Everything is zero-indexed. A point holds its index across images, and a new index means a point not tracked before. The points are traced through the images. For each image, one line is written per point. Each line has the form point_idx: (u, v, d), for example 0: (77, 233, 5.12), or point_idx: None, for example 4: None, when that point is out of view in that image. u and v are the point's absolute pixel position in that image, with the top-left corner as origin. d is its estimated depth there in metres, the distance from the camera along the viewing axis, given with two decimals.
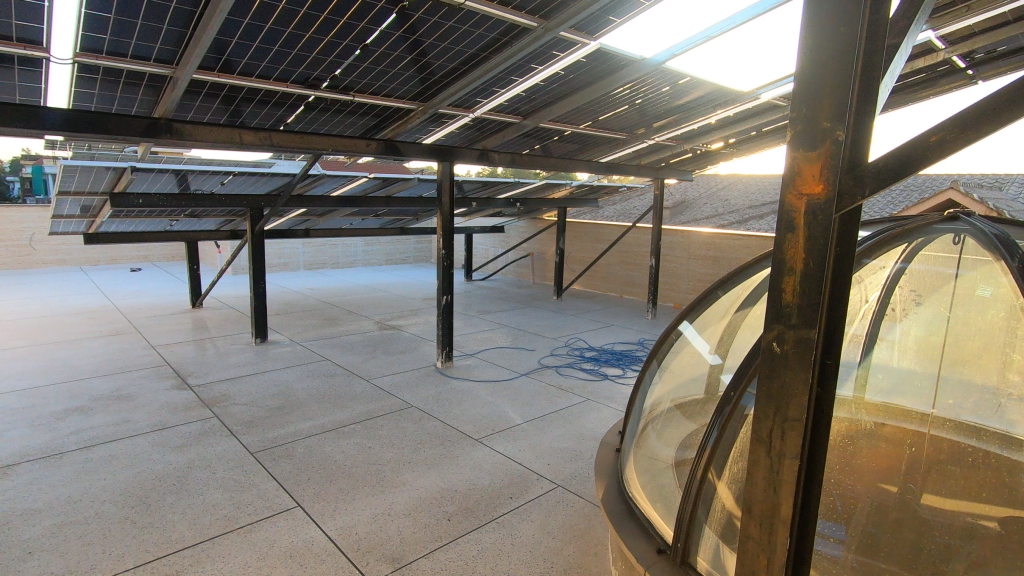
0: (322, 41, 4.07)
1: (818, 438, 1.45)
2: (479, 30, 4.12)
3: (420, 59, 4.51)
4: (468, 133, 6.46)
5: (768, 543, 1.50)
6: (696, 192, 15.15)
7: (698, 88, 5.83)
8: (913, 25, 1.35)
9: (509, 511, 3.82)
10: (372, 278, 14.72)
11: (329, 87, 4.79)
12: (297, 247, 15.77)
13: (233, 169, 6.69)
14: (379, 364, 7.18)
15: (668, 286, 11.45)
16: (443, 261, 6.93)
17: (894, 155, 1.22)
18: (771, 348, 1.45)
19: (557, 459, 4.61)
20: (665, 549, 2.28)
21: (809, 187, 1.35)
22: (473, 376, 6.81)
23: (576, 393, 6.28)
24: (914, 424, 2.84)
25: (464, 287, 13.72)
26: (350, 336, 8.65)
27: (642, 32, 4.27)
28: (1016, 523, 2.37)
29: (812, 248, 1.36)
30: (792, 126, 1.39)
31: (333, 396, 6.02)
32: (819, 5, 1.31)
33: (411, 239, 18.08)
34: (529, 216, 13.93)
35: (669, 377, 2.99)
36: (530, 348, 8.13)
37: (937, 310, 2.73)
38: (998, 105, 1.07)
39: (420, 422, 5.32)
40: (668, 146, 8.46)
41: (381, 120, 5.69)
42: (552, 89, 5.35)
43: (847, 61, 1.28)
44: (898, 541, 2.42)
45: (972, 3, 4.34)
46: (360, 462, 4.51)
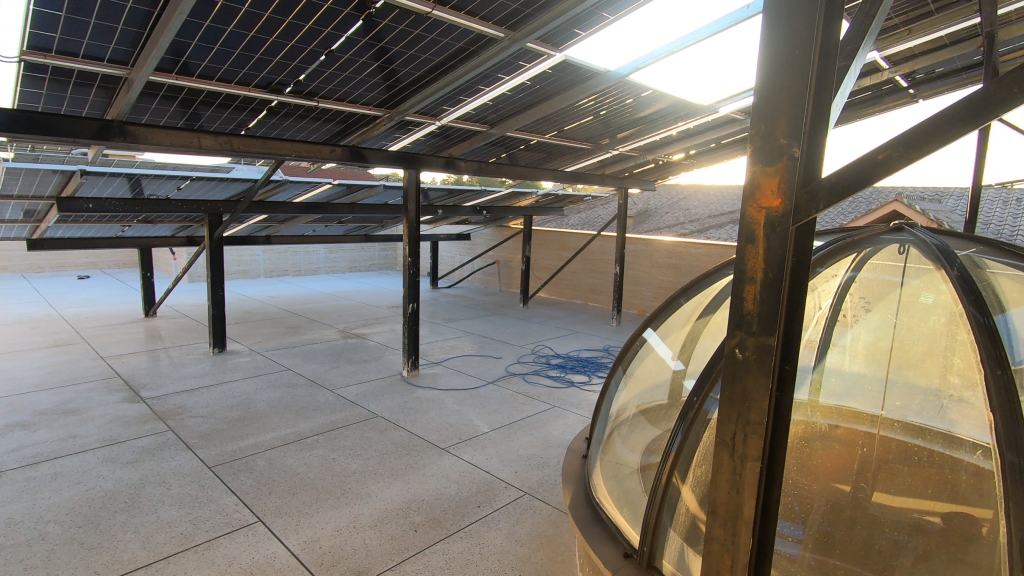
0: (285, 46, 4.01)
1: (778, 438, 1.51)
2: (447, 39, 4.14)
3: (386, 66, 4.50)
4: (434, 141, 6.45)
5: (731, 543, 1.54)
6: (658, 201, 15.51)
7: (660, 101, 6.00)
8: (859, 51, 1.45)
9: (477, 520, 3.81)
10: (335, 286, 14.48)
11: (292, 92, 4.72)
12: (257, 253, 15.38)
13: (190, 174, 6.51)
14: (343, 374, 7.05)
15: (632, 293, 11.65)
16: (409, 269, 6.89)
17: (846, 171, 1.29)
18: (734, 354, 1.50)
19: (525, 466, 4.63)
20: (631, 553, 2.30)
21: (767, 201, 1.40)
22: (439, 384, 6.76)
23: (543, 399, 6.31)
24: (864, 426, 3.05)
25: (430, 295, 13.63)
26: (314, 345, 8.48)
27: (606, 45, 4.37)
28: (959, 518, 2.48)
29: (771, 258, 1.41)
30: (751, 141, 1.44)
31: (295, 406, 5.88)
32: (776, 29, 1.37)
33: (376, 246, 17.89)
34: (495, 224, 14.01)
35: (634, 383, 3.07)
36: (497, 355, 8.13)
37: (885, 316, 2.87)
38: (933, 129, 1.17)
39: (385, 432, 5.24)
40: (631, 157, 8.65)
41: (346, 126, 5.64)
42: (518, 99, 5.41)
43: (802, 82, 1.35)
44: (852, 539, 2.54)
45: (913, 27, 4.63)
46: (324, 473, 4.41)
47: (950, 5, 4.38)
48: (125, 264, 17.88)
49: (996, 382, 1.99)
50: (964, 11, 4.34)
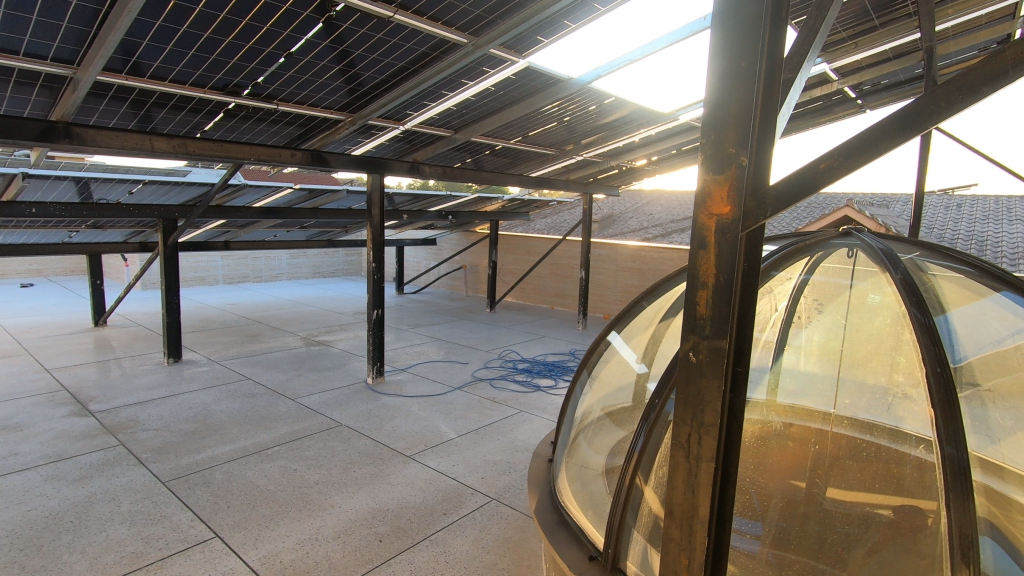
0: (242, 48, 3.92)
1: (733, 441, 1.55)
2: (410, 44, 4.12)
3: (348, 69, 4.45)
4: (398, 146, 6.39)
5: (688, 543, 1.57)
6: (622, 206, 15.75)
7: (623, 108, 6.11)
8: (804, 64, 1.51)
9: (443, 528, 3.77)
10: (298, 292, 14.17)
11: (250, 95, 4.62)
12: (216, 259, 14.92)
13: (144, 177, 6.30)
14: (305, 383, 6.88)
15: (597, 297, 11.77)
16: (373, 274, 6.81)
17: (791, 179, 1.35)
18: (688, 357, 1.53)
19: (491, 472, 4.61)
20: (596, 556, 2.31)
21: (718, 208, 1.44)
22: (405, 391, 6.68)
23: (510, 404, 6.31)
24: (817, 423, 3.20)
25: (395, 300, 13.47)
26: (275, 353, 8.27)
27: (569, 52, 4.42)
28: (906, 511, 2.59)
29: (722, 263, 1.45)
30: (702, 151, 1.48)
31: (256, 417, 5.71)
32: (724, 44, 1.41)
33: (340, 252, 17.61)
34: (461, 229, 13.98)
35: (599, 386, 3.11)
36: (464, 361, 8.10)
37: (835, 318, 3.04)
38: (867, 142, 1.23)
39: (349, 441, 5.15)
40: (595, 162, 8.76)
41: (308, 130, 5.54)
42: (482, 105, 5.42)
43: (750, 96, 1.40)
44: (805, 533, 2.63)
45: (859, 40, 4.85)
46: (285, 485, 4.30)
47: (892, 20, 4.62)
48: (73, 270, 17.08)
49: (936, 378, 2.10)
50: (905, 27, 4.59)
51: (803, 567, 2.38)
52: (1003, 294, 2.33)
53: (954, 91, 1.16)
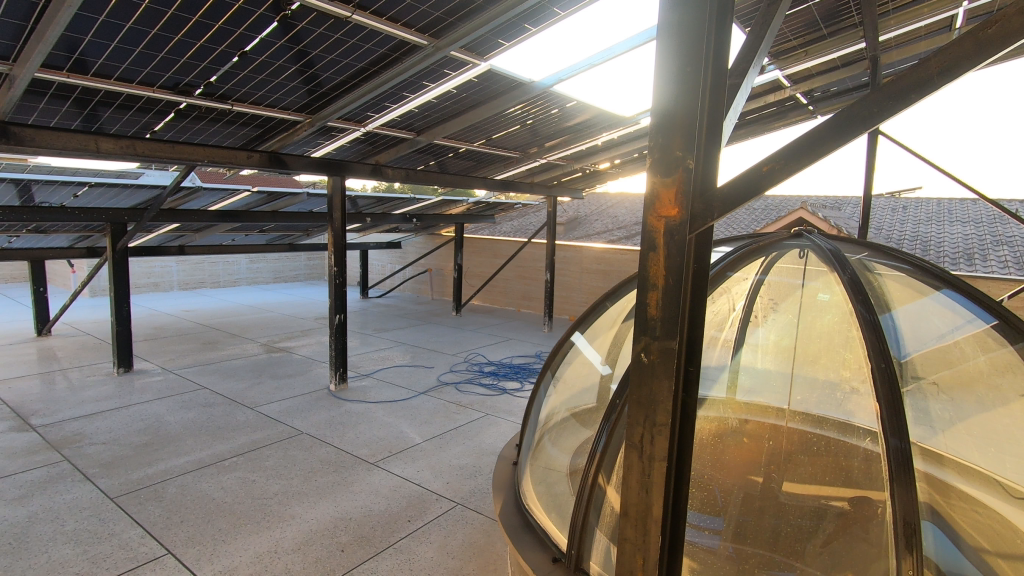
0: (194, 46, 3.80)
1: (685, 440, 1.58)
2: (369, 44, 4.06)
3: (307, 70, 4.36)
4: (359, 148, 6.29)
5: (643, 542, 1.59)
6: (587, 209, 15.91)
7: (585, 112, 6.18)
8: (749, 71, 1.55)
9: (407, 535, 3.72)
10: (258, 298, 13.79)
11: (203, 94, 4.48)
12: (170, 264, 14.39)
13: (91, 180, 6.03)
14: (265, 391, 6.70)
15: (562, 299, 11.85)
16: (335, 278, 6.68)
17: (737, 182, 1.38)
18: (640, 358, 1.55)
19: (456, 477, 4.57)
20: (559, 557, 2.32)
21: (666, 211, 1.46)
22: (369, 397, 6.57)
23: (476, 408, 6.28)
24: (772, 418, 3.33)
25: (359, 305, 13.25)
26: (233, 361, 8.02)
27: (531, 56, 4.44)
28: (859, 501, 2.68)
29: (670, 265, 1.47)
30: (650, 154, 1.50)
31: (212, 427, 5.52)
32: (670, 50, 1.44)
33: (302, 256, 17.24)
34: (426, 232, 13.87)
35: (563, 387, 3.12)
36: (429, 365, 8.01)
37: (788, 317, 3.23)
38: (803, 147, 1.28)
39: (311, 450, 5.03)
40: (559, 165, 8.82)
41: (265, 131, 5.41)
42: (445, 107, 5.39)
43: (696, 102, 1.43)
44: (762, 527, 2.69)
45: (809, 49, 5.03)
46: (243, 497, 4.16)
47: (839, 30, 4.81)
48: (15, 277, 16.24)
49: (881, 374, 2.17)
50: (851, 37, 4.79)
51: (762, 559, 2.42)
52: (943, 292, 2.51)
53: (885, 96, 1.21)
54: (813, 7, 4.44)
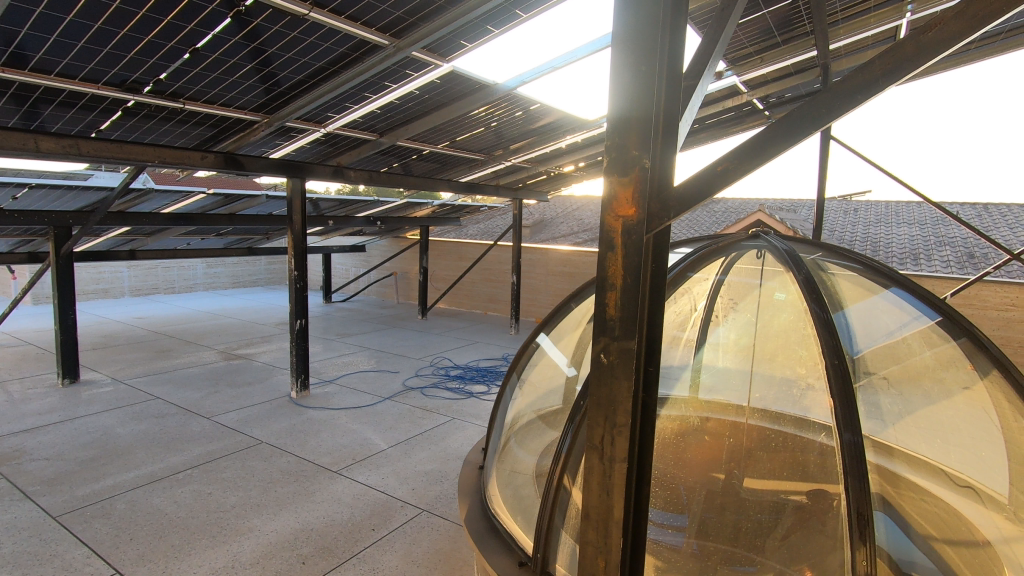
0: (142, 41, 3.64)
1: (645, 440, 1.58)
2: (328, 43, 3.97)
3: (264, 69, 4.24)
4: (320, 149, 6.15)
5: (604, 544, 1.59)
6: (553, 212, 16.00)
7: (549, 114, 6.20)
8: (705, 73, 1.57)
9: (371, 544, 3.64)
10: (215, 304, 13.33)
11: (153, 92, 4.30)
12: (121, 269, 13.78)
13: (34, 181, 5.71)
14: (222, 399, 6.46)
15: (528, 302, 11.87)
16: (295, 283, 6.52)
17: (693, 182, 1.40)
18: (600, 359, 1.55)
19: (422, 483, 4.50)
20: (525, 561, 2.30)
21: (624, 210, 1.47)
22: (332, 404, 6.43)
23: (442, 412, 6.21)
24: (732, 417, 3.41)
25: (322, 309, 12.95)
26: (188, 369, 7.72)
27: (494, 57, 4.43)
28: (817, 495, 2.74)
29: (628, 264, 1.48)
30: (607, 154, 1.51)
31: (165, 439, 5.29)
32: (625, 53, 1.45)
33: (262, 260, 16.79)
34: (391, 235, 13.68)
35: (529, 390, 3.12)
36: (394, 370, 7.90)
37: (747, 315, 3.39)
38: (754, 149, 1.31)
39: (271, 459, 4.88)
40: (524, 168, 8.84)
41: (219, 131, 5.24)
42: (408, 108, 5.33)
43: (652, 103, 1.44)
44: (724, 524, 2.71)
45: (764, 56, 5.17)
46: (198, 511, 4.00)
47: (793, 38, 4.96)
48: None
49: (835, 371, 2.22)
50: (804, 45, 4.93)
51: (725, 554, 2.45)
52: (892, 292, 2.58)
53: (832, 100, 1.24)
54: (767, 15, 4.57)
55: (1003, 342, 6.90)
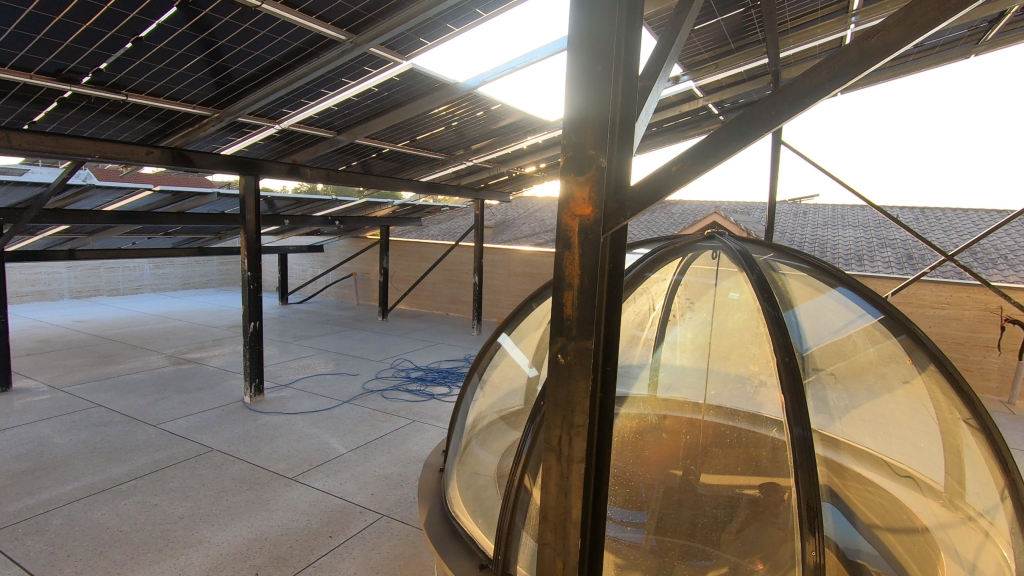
0: (79, 28, 3.44)
1: (602, 440, 1.59)
2: (282, 37, 3.86)
3: (214, 61, 4.08)
4: (274, 146, 5.96)
5: (563, 546, 1.59)
6: (515, 212, 16.01)
7: (510, 115, 6.20)
8: (661, 75, 1.59)
9: (328, 552, 3.54)
10: (163, 306, 12.76)
11: (92, 83, 4.08)
12: (59, 270, 13.02)
13: None
14: (170, 406, 6.18)
15: (490, 303, 11.85)
16: (249, 284, 6.29)
17: (648, 181, 1.41)
18: (557, 360, 1.55)
19: (381, 488, 4.42)
20: (486, 564, 2.27)
21: (580, 209, 1.47)
22: (288, 408, 6.24)
23: (403, 415, 6.12)
24: (689, 413, 3.47)
25: (278, 311, 12.58)
26: (133, 375, 7.36)
27: (454, 56, 4.39)
28: (771, 488, 2.80)
29: (585, 264, 1.48)
30: (564, 154, 1.50)
31: (107, 449, 5.01)
32: (582, 53, 1.45)
33: (213, 260, 16.18)
34: (351, 235, 13.41)
35: (491, 390, 3.10)
36: (353, 372, 7.74)
37: (702, 315, 3.51)
38: (705, 150, 1.33)
39: (222, 467, 4.70)
40: (485, 169, 8.82)
41: (166, 125, 5.00)
42: (366, 106, 5.22)
43: (608, 105, 1.45)
44: (681, 520, 2.73)
45: (719, 62, 5.30)
46: (142, 524, 3.80)
47: (746, 45, 5.13)
48: None
49: (786, 368, 2.27)
50: (755, 52, 5.11)
51: (683, 550, 2.46)
52: (840, 290, 2.54)
53: (781, 101, 1.27)
54: (721, 22, 4.69)
55: (938, 339, 7.31)
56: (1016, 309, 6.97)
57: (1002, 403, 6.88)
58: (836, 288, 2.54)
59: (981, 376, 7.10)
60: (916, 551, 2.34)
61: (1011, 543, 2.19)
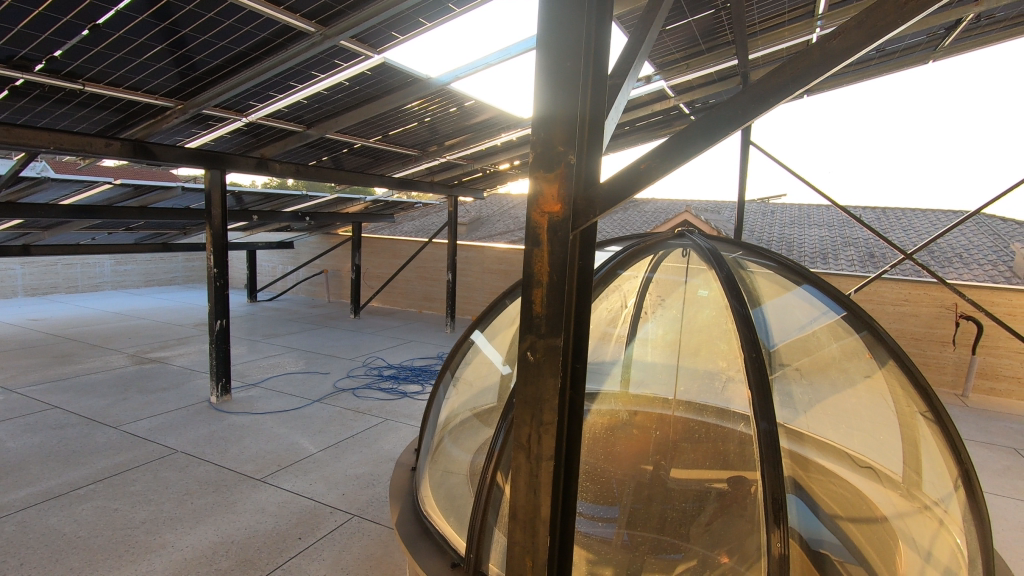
0: (30, 13, 3.28)
1: (571, 439, 1.59)
2: (248, 27, 3.75)
3: (176, 51, 3.95)
4: (241, 139, 5.81)
5: (531, 544, 1.59)
6: (489, 210, 15.99)
7: (483, 111, 6.17)
8: (630, 73, 1.61)
9: (297, 554, 3.47)
10: (125, 303, 12.36)
11: (46, 71, 3.90)
12: (13, 266, 12.47)
13: None
14: (133, 407, 5.99)
15: (464, 300, 11.80)
16: (215, 280, 6.12)
17: (616, 179, 1.42)
18: (526, 357, 1.55)
19: (353, 487, 4.36)
20: (458, 562, 2.26)
21: (549, 206, 1.47)
22: (256, 408, 6.10)
23: (375, 414, 6.05)
24: (659, 409, 3.54)
25: (246, 309, 12.29)
26: (92, 375, 7.09)
27: (427, 51, 4.34)
28: (738, 482, 2.86)
29: (554, 262, 1.48)
30: (533, 150, 1.50)
31: (65, 452, 4.83)
32: (551, 49, 1.45)
33: (179, 256, 15.71)
34: (322, 231, 13.17)
35: (464, 388, 3.07)
36: (324, 371, 7.61)
37: (672, 313, 3.56)
38: (672, 148, 1.34)
39: (187, 469, 4.57)
40: (459, 165, 8.76)
41: (126, 116, 4.83)
42: (337, 100, 5.13)
43: (576, 102, 1.45)
44: (652, 514, 2.77)
45: (689, 63, 5.37)
46: (101, 529, 3.68)
47: (716, 47, 5.21)
48: None
49: (752, 362, 2.30)
50: (725, 54, 5.20)
51: (654, 543, 2.51)
52: (804, 288, 2.67)
53: (747, 101, 1.29)
54: (692, 23, 4.75)
55: (898, 334, 7.57)
56: (970, 306, 7.26)
57: (957, 396, 7.18)
58: (802, 285, 2.65)
59: (937, 370, 7.38)
60: (877, 540, 2.43)
61: (963, 529, 2.29)
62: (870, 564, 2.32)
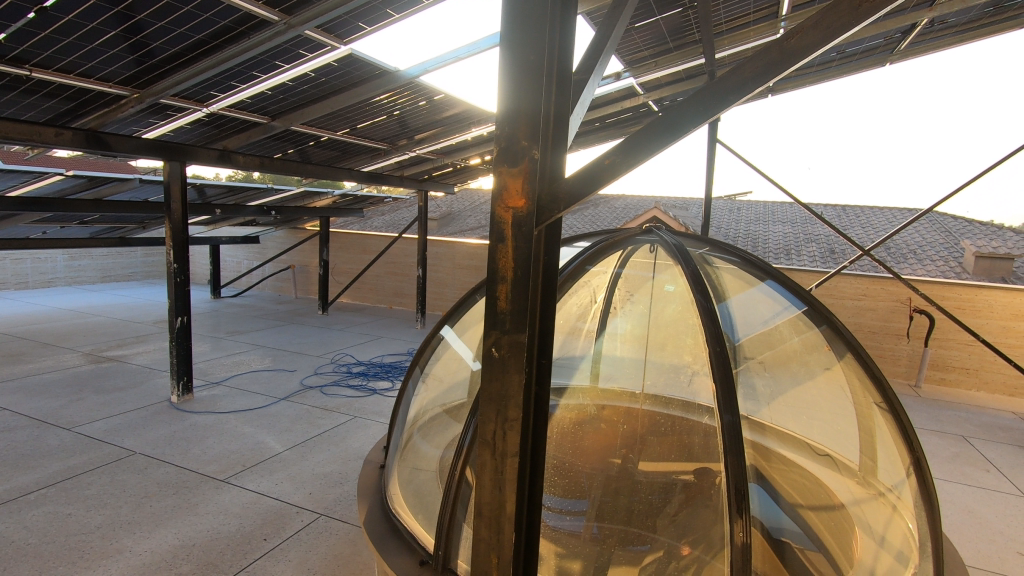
0: None
1: (537, 434, 1.59)
2: (208, 14, 3.63)
3: (131, 37, 3.80)
4: (201, 130, 5.62)
5: (497, 542, 1.58)
6: (460, 205, 15.88)
7: (453, 105, 6.12)
8: (595, 71, 1.61)
9: (262, 556, 3.40)
10: (80, 300, 11.85)
11: None
12: None
13: None
14: (88, 408, 5.76)
15: (435, 295, 11.72)
16: (175, 276, 5.91)
17: (580, 175, 1.42)
18: (490, 353, 1.54)
19: (320, 486, 4.30)
20: (426, 560, 2.23)
21: (513, 202, 1.46)
22: (219, 407, 5.94)
23: (343, 411, 5.96)
24: (627, 403, 3.62)
25: (209, 306, 11.94)
26: (44, 375, 6.79)
27: (395, 42, 4.27)
28: (702, 473, 2.91)
29: (518, 258, 1.47)
30: (497, 145, 1.48)
31: (13, 456, 4.61)
32: (514, 43, 1.44)
33: (137, 251, 15.15)
34: (288, 225, 12.87)
35: (433, 383, 3.05)
36: (291, 369, 7.46)
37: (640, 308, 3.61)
38: (632, 146, 1.35)
39: (146, 471, 4.43)
40: (429, 160, 8.67)
41: (78, 104, 4.61)
42: (302, 91, 5.02)
43: (540, 97, 1.44)
44: (620, 506, 2.79)
45: (658, 60, 5.40)
46: (53, 535, 3.52)
47: (684, 45, 5.27)
48: None
49: (717, 356, 2.33)
50: (693, 52, 5.26)
51: (623, 534, 2.53)
52: (767, 283, 2.72)
53: (707, 100, 1.31)
54: (660, 21, 4.79)
55: (856, 328, 7.84)
56: (923, 300, 7.55)
57: (909, 386, 7.48)
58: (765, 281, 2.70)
59: (893, 362, 7.68)
60: (836, 529, 2.51)
61: (912, 514, 2.33)
62: (828, 552, 2.40)
